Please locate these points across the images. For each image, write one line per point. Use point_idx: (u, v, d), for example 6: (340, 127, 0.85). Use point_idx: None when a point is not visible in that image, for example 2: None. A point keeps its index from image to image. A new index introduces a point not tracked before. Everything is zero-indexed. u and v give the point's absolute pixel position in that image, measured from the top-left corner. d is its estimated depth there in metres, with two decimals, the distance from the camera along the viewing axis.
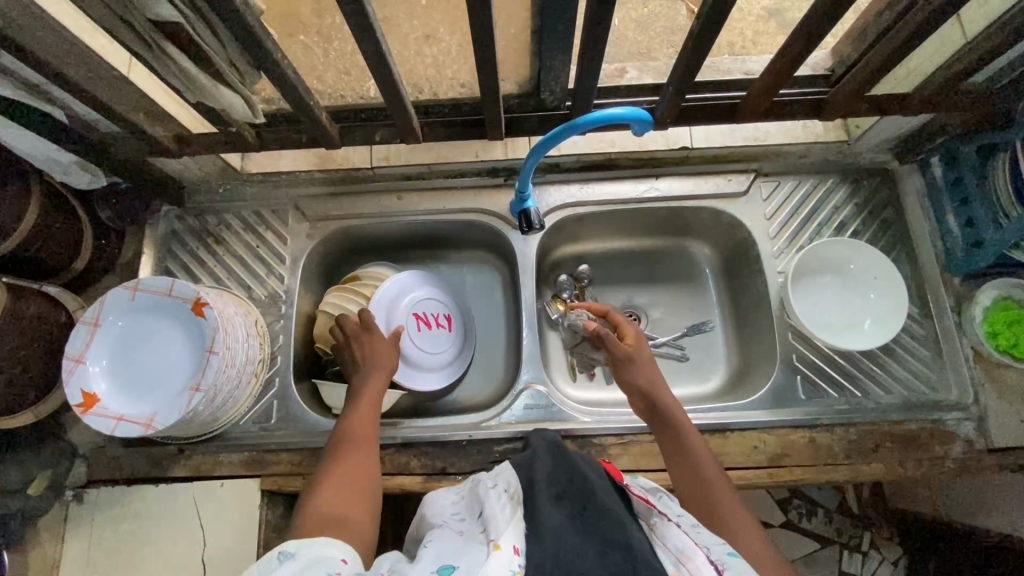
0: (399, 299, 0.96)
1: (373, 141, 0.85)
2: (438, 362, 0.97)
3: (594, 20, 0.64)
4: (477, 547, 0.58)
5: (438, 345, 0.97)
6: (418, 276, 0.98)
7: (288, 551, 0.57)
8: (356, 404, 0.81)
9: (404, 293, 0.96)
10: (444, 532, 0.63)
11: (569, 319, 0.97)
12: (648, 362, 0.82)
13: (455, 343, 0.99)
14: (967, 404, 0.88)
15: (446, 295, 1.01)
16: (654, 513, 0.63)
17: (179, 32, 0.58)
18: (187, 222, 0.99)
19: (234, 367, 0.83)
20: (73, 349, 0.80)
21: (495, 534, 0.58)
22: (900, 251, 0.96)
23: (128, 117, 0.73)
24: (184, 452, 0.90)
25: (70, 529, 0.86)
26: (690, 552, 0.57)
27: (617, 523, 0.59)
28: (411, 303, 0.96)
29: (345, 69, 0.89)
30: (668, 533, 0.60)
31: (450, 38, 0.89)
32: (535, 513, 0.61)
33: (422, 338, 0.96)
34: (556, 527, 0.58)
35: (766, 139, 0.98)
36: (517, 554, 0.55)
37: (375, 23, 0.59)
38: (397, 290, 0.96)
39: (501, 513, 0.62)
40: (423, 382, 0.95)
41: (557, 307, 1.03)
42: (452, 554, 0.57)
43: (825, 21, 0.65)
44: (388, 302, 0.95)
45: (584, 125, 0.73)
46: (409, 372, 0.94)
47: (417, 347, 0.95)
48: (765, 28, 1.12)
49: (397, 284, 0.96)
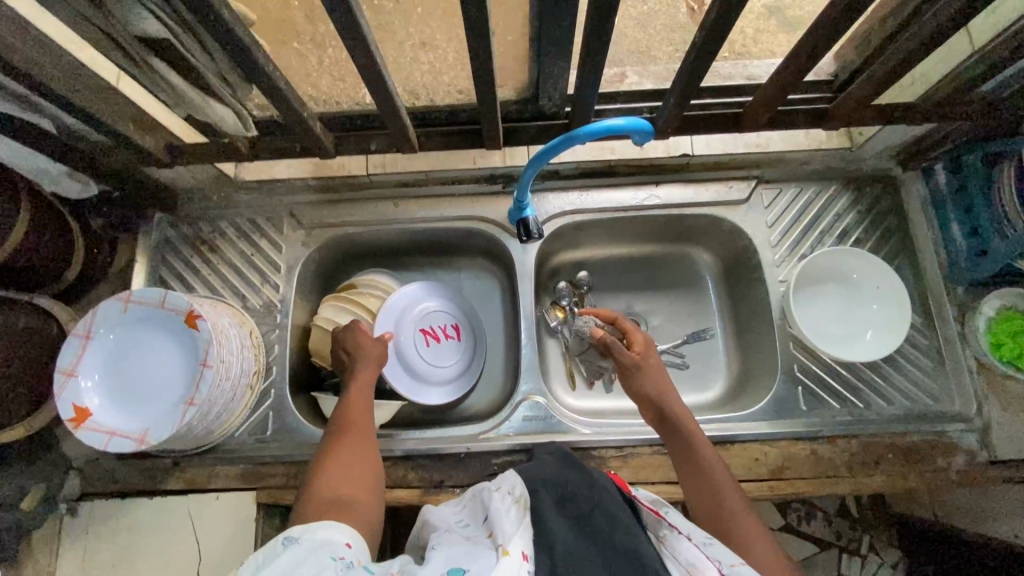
0: (405, 311, 0.96)
1: (368, 150, 0.83)
2: (444, 373, 0.96)
3: (595, 30, 0.63)
4: (487, 552, 0.57)
5: (443, 356, 0.97)
6: (425, 288, 0.98)
7: (292, 537, 0.57)
8: (351, 398, 0.78)
9: (411, 306, 0.96)
10: (449, 539, 0.62)
11: (575, 324, 0.97)
12: (658, 370, 0.81)
13: (462, 354, 0.99)
14: (971, 416, 0.87)
15: (455, 305, 1.00)
16: (663, 524, 0.63)
17: (169, 47, 0.57)
18: (180, 230, 0.98)
19: (228, 380, 0.81)
20: (64, 362, 0.78)
21: (504, 539, 0.57)
22: (903, 260, 0.94)
23: (118, 128, 0.71)
24: (179, 465, 0.89)
25: (63, 543, 0.85)
26: (701, 566, 0.57)
27: (626, 531, 0.59)
28: (418, 316, 0.96)
29: (340, 75, 0.88)
30: (679, 547, 0.60)
31: (447, 45, 0.90)
32: (541, 522, 0.60)
33: (428, 349, 0.95)
34: (566, 537, 0.58)
35: (768, 146, 0.96)
36: (526, 560, 0.55)
37: (369, 37, 0.58)
38: (403, 304, 0.96)
39: (508, 516, 0.61)
40: (428, 395, 0.94)
41: (557, 315, 1.01)
42: (463, 557, 0.56)
43: (831, 32, 0.64)
44: (393, 317, 0.94)
45: (583, 137, 0.72)
46: (414, 384, 0.94)
47: (423, 358, 0.95)
48: (767, 26, 1.10)
49: (403, 298, 0.96)
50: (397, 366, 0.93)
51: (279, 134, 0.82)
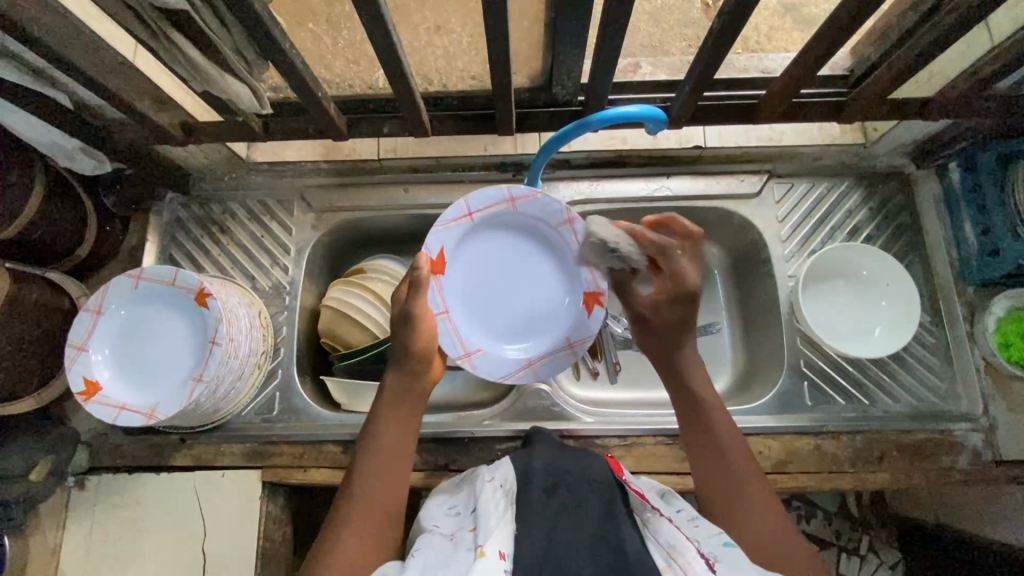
0: (440, 240, 0.82)
1: (381, 132, 0.86)
2: (502, 313, 0.87)
3: (612, 16, 0.62)
4: (465, 553, 0.55)
5: (528, 273, 0.87)
6: (470, 219, 0.84)
7: None
8: (397, 409, 0.71)
9: (515, 198, 0.83)
10: (431, 535, 0.61)
11: (545, 208, 0.83)
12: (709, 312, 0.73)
13: (551, 274, 0.87)
14: (976, 416, 0.87)
15: (450, 256, 0.84)
16: (647, 507, 0.63)
17: (187, 21, 0.58)
18: (192, 210, 0.98)
19: (237, 359, 0.82)
20: (75, 337, 0.79)
21: (483, 538, 0.55)
22: (913, 258, 0.94)
23: (132, 104, 0.72)
24: (185, 442, 0.90)
25: (72, 514, 0.87)
26: (681, 547, 0.56)
27: (610, 524, 0.59)
28: (510, 220, 0.85)
29: (354, 59, 0.86)
30: (661, 529, 0.59)
31: (461, 30, 0.84)
32: (524, 510, 0.60)
33: (499, 268, 0.86)
34: (551, 526, 0.58)
35: (781, 140, 0.97)
36: (503, 559, 0.53)
37: (387, 15, 0.58)
38: (513, 210, 0.84)
39: (494, 509, 0.60)
40: (451, 342, 0.82)
41: (474, 217, 0.84)
42: (440, 563, 0.55)
43: (851, 23, 0.63)
44: (514, 212, 0.85)
45: (596, 123, 0.72)
46: (452, 324, 0.83)
47: (461, 287, 0.85)
48: (781, 23, 1.09)
49: (486, 203, 0.83)
50: (441, 302, 0.82)
51: (292, 115, 0.82)
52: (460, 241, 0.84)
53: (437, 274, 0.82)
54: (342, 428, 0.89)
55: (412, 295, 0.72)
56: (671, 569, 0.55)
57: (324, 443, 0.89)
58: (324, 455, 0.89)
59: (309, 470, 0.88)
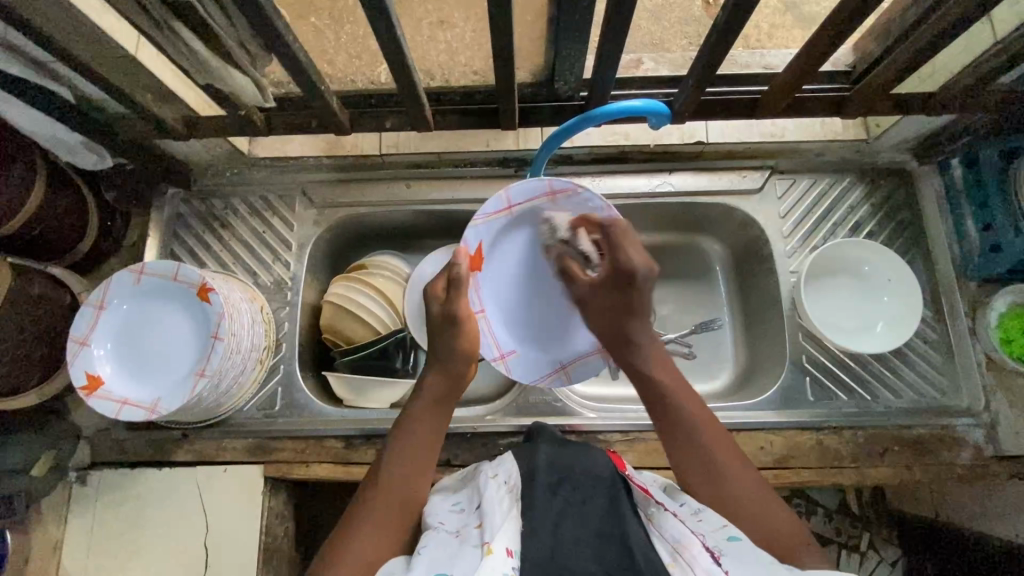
0: (477, 237, 0.80)
1: (383, 128, 0.84)
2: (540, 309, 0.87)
3: (616, 10, 0.62)
4: (471, 551, 0.55)
5: None
6: (508, 215, 0.81)
7: None
8: (429, 406, 0.71)
9: (556, 194, 0.79)
10: (436, 533, 0.60)
11: (584, 203, 0.79)
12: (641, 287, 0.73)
13: None
14: (977, 411, 0.87)
15: (488, 252, 0.82)
16: (652, 503, 0.62)
17: (190, 14, 0.58)
18: (194, 206, 0.98)
19: (239, 353, 0.82)
20: (77, 331, 0.79)
21: (489, 536, 0.55)
22: (915, 253, 0.94)
23: (135, 97, 0.72)
24: (188, 437, 0.90)
25: (73, 509, 0.86)
26: (687, 542, 0.56)
27: (617, 519, 0.59)
28: (549, 215, 0.82)
29: (356, 53, 0.88)
30: (666, 524, 0.58)
31: (464, 25, 0.89)
32: (529, 504, 0.60)
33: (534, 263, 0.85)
34: (556, 520, 0.58)
35: (784, 135, 0.96)
36: (510, 556, 0.53)
37: (391, 9, 0.58)
38: (552, 205, 0.81)
39: (498, 506, 0.59)
40: (485, 344, 0.84)
41: (513, 211, 0.81)
42: (447, 560, 0.55)
43: (854, 18, 0.63)
44: (554, 207, 0.81)
45: (599, 117, 0.73)
46: (487, 324, 0.84)
47: (497, 283, 0.85)
48: (782, 21, 1.09)
49: (526, 196, 0.79)
50: (477, 301, 0.83)
51: (294, 110, 0.82)
52: (497, 234, 0.82)
53: (473, 271, 0.81)
54: (345, 422, 0.89)
55: (451, 295, 0.73)
56: (677, 564, 0.55)
57: (327, 439, 0.89)
58: (327, 451, 0.88)
59: (311, 465, 0.88)
